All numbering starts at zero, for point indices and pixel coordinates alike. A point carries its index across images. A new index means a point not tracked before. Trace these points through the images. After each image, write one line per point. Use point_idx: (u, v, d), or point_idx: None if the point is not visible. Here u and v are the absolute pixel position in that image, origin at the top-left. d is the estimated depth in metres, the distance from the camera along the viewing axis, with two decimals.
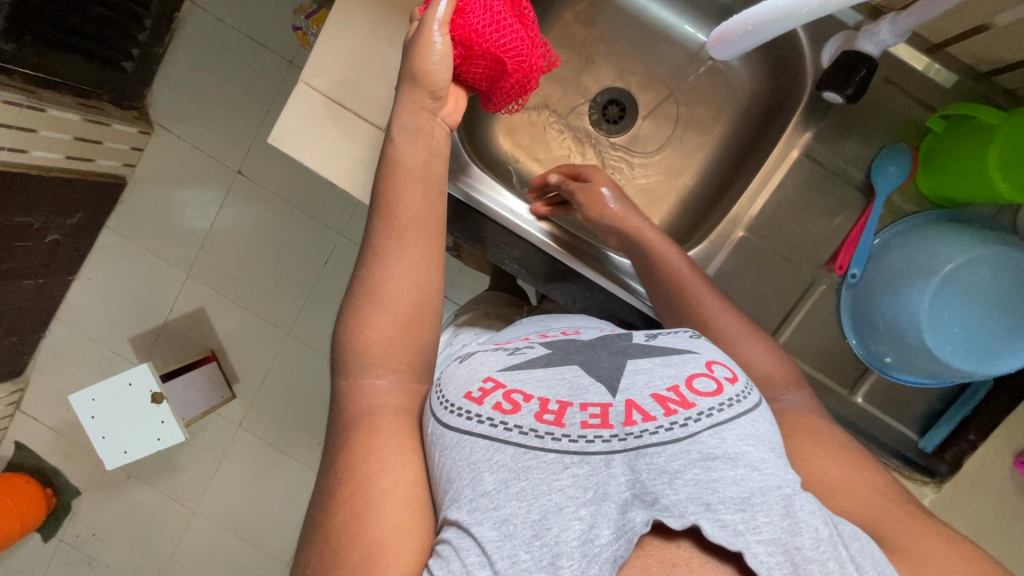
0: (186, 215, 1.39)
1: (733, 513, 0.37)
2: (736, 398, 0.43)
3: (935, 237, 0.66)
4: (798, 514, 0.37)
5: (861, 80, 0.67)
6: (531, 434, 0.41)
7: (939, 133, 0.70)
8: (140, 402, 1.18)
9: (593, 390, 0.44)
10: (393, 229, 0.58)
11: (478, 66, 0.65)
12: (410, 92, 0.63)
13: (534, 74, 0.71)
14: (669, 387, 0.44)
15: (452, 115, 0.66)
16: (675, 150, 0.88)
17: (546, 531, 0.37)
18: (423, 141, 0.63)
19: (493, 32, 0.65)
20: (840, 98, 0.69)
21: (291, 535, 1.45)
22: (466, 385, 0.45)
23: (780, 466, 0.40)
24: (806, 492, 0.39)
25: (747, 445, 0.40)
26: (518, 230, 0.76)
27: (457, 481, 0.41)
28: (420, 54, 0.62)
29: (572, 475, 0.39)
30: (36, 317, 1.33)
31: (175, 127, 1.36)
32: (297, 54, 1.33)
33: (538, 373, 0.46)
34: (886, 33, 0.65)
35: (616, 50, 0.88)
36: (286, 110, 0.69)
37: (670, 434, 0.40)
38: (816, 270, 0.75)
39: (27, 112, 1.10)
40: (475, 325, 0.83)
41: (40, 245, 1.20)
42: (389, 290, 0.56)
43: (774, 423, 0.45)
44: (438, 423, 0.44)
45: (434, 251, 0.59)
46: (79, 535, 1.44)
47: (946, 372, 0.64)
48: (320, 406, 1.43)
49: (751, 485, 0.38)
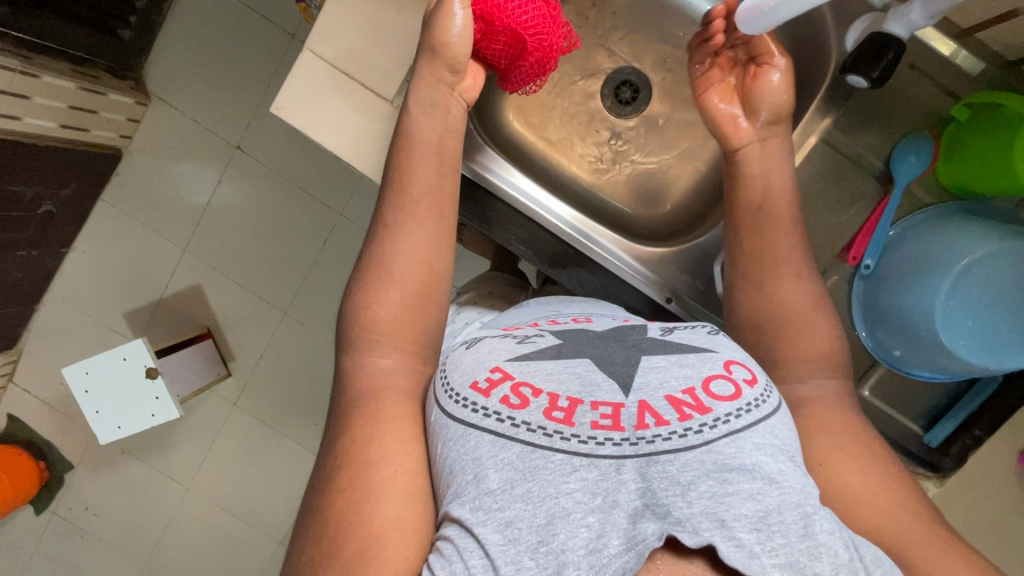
0: (183, 189, 1.36)
1: (748, 533, 0.37)
2: (754, 403, 0.43)
3: (952, 231, 0.65)
4: (817, 537, 0.37)
5: (888, 65, 0.65)
6: (539, 431, 0.42)
7: (963, 122, 0.69)
8: (134, 377, 1.16)
9: (605, 388, 0.45)
10: (404, 202, 0.59)
11: (498, 42, 0.64)
12: (428, 64, 0.63)
13: (554, 56, 0.67)
14: (684, 389, 0.44)
15: (470, 90, 0.65)
16: (688, 133, 0.86)
17: (552, 537, 0.38)
18: (440, 114, 0.63)
19: (514, 9, 0.62)
20: (864, 82, 0.67)
21: (284, 514, 1.46)
22: (473, 374, 0.47)
23: (797, 479, 0.40)
24: (826, 511, 0.39)
25: (763, 456, 0.41)
26: (528, 212, 0.74)
27: (460, 476, 0.42)
28: (439, 27, 0.61)
29: (581, 479, 0.40)
30: (30, 289, 1.31)
31: (173, 98, 1.33)
32: (299, 28, 1.30)
33: (547, 366, 0.47)
34: (916, 14, 0.63)
35: (632, 30, 0.86)
36: (289, 80, 0.67)
37: (683, 440, 0.41)
38: (828, 261, 0.74)
39: (20, 78, 1.06)
40: (479, 304, 0.82)
41: (33, 215, 1.18)
42: (400, 264, 0.57)
43: (794, 429, 0.45)
44: (443, 412, 0.46)
45: (445, 229, 0.59)
46: (71, 509, 1.44)
47: (957, 366, 0.64)
48: (318, 386, 1.43)
49: (767, 501, 0.38)
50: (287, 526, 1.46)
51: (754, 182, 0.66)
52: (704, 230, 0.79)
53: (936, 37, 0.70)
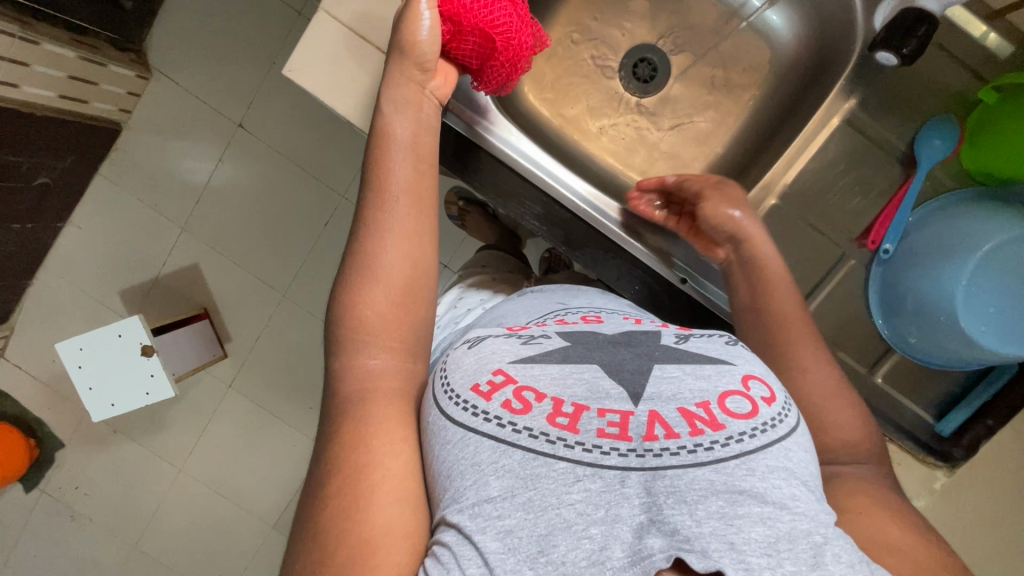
0: (182, 166, 1.34)
1: (759, 557, 0.35)
2: (770, 423, 0.42)
3: (970, 219, 0.68)
4: (829, 567, 0.36)
5: (919, 41, 0.66)
6: (541, 438, 0.41)
7: (991, 104, 0.70)
8: (129, 355, 1.14)
9: (613, 397, 0.44)
10: (382, 200, 0.56)
11: (468, 43, 0.62)
12: (397, 64, 0.60)
13: (525, 55, 0.67)
14: (698, 403, 0.43)
15: (441, 88, 0.63)
16: (705, 115, 0.88)
17: (552, 548, 0.37)
18: (412, 112, 0.60)
19: (481, 9, 0.61)
20: (894, 58, 0.69)
21: (278, 498, 1.45)
22: (474, 377, 0.45)
23: (811, 505, 0.39)
24: (842, 543, 0.38)
25: (776, 479, 0.39)
26: (535, 179, 0.73)
27: (460, 481, 0.41)
28: (407, 27, 0.59)
29: (584, 490, 0.39)
30: (23, 264, 1.28)
31: (174, 73, 1.31)
32: (306, 5, 1.27)
33: (553, 370, 0.46)
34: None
35: (652, 10, 0.87)
36: (303, 39, 0.66)
37: (692, 456, 0.39)
38: (846, 245, 0.75)
39: (20, 43, 1.04)
40: (484, 288, 0.81)
41: (29, 187, 1.15)
42: (384, 262, 0.54)
43: (811, 451, 0.43)
44: (441, 414, 0.45)
45: (428, 226, 0.56)
46: (61, 488, 1.42)
47: (973, 352, 0.67)
48: (315, 371, 1.41)
49: (778, 526, 0.37)
50: (280, 509, 1.46)
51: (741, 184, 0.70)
52: None
53: (967, 19, 0.70)
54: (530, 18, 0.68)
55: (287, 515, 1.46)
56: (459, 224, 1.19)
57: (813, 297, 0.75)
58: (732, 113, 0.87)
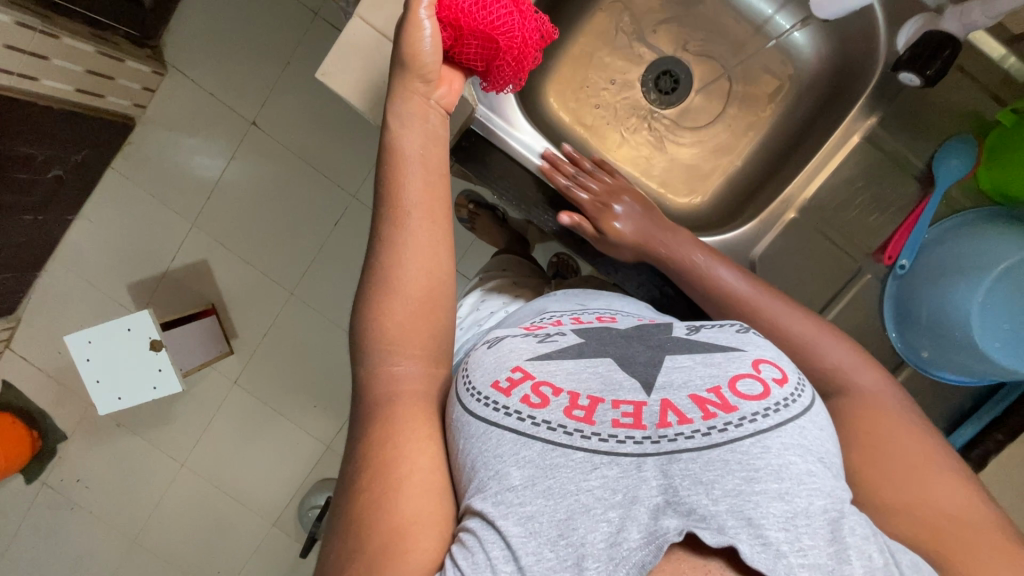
0: (195, 162, 1.35)
1: (777, 531, 0.36)
2: (784, 404, 0.42)
3: (988, 238, 0.69)
4: (845, 540, 0.37)
5: (943, 63, 0.68)
6: (559, 430, 0.42)
7: (1008, 126, 0.71)
8: (138, 349, 1.15)
9: (626, 387, 0.45)
10: (396, 216, 0.55)
11: (471, 47, 0.61)
12: (400, 79, 0.59)
13: (530, 51, 0.65)
14: (709, 388, 0.43)
15: (446, 96, 0.61)
16: (724, 128, 0.90)
17: (573, 531, 0.37)
18: (419, 125, 0.58)
19: (480, 11, 0.60)
20: (917, 80, 0.71)
21: (281, 495, 1.46)
22: (494, 374, 0.46)
23: (826, 480, 0.39)
24: (857, 515, 0.39)
25: (792, 457, 0.39)
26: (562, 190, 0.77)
27: (482, 472, 0.41)
28: (407, 39, 0.57)
29: (602, 476, 0.39)
30: (34, 255, 1.28)
31: (189, 69, 1.31)
32: (323, 6, 1.28)
33: (568, 365, 0.47)
34: (977, 16, 0.66)
35: (673, 25, 0.90)
36: (337, 43, 0.67)
37: (706, 439, 0.40)
38: (863, 259, 0.77)
39: (42, 37, 1.05)
40: (504, 292, 0.82)
41: (42, 178, 1.15)
42: (402, 274, 0.54)
43: (828, 431, 0.44)
44: (463, 410, 0.45)
45: (442, 235, 0.56)
46: (63, 480, 1.42)
47: (984, 368, 0.68)
48: (321, 369, 1.42)
49: (795, 503, 0.37)
50: (281, 506, 1.46)
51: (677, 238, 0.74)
52: (743, 221, 0.83)
53: (986, 40, 0.72)
54: (532, 9, 0.66)
55: (288, 512, 1.46)
56: (470, 228, 1.21)
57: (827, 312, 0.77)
58: (749, 128, 0.90)
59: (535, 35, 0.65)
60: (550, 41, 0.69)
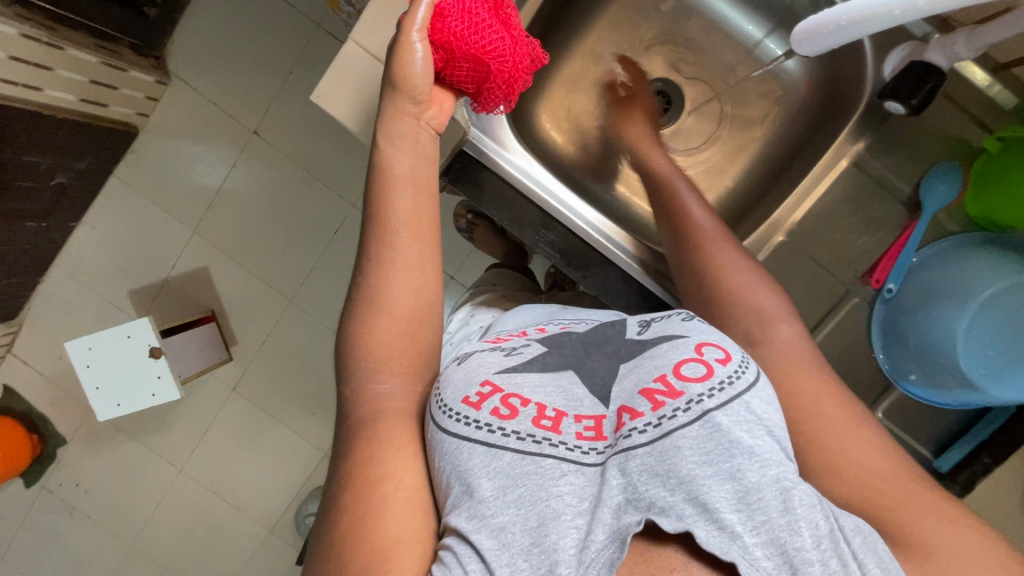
0: (198, 171, 1.36)
1: (731, 514, 0.37)
2: (727, 381, 0.43)
3: (969, 262, 0.71)
4: (796, 511, 0.38)
5: (928, 93, 0.69)
6: (528, 439, 0.42)
7: (994, 154, 0.72)
8: (137, 356, 1.16)
9: (587, 403, 0.46)
10: (383, 234, 0.56)
11: (462, 69, 0.61)
12: (390, 98, 0.59)
13: (521, 75, 0.65)
14: (656, 377, 0.44)
15: (435, 118, 0.61)
16: (718, 148, 0.92)
17: (545, 538, 0.38)
18: (409, 144, 0.59)
19: (472, 35, 0.59)
20: (902, 108, 0.72)
21: (279, 502, 1.46)
22: (463, 390, 0.46)
23: (775, 453, 0.40)
24: (806, 485, 0.40)
25: (741, 431, 0.41)
26: (556, 214, 0.77)
27: (456, 487, 0.41)
28: (399, 60, 0.57)
29: (570, 483, 0.40)
30: (37, 260, 1.30)
31: (192, 79, 1.32)
32: (325, 18, 1.30)
33: (534, 377, 0.47)
34: (960, 47, 0.67)
35: (667, 46, 0.91)
36: (331, 67, 0.69)
37: (658, 430, 0.41)
38: (851, 281, 0.78)
39: (45, 48, 1.07)
40: (494, 306, 0.82)
41: (45, 187, 1.17)
42: (387, 293, 0.54)
43: (773, 402, 0.45)
44: (438, 428, 0.45)
45: (430, 253, 0.57)
46: (62, 484, 1.42)
47: (964, 393, 0.69)
48: (320, 376, 1.43)
49: (745, 480, 0.39)
50: (278, 512, 1.47)
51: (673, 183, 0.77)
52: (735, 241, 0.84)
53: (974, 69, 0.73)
54: (523, 35, 0.66)
55: (285, 519, 1.47)
56: (468, 238, 1.21)
57: (816, 333, 0.78)
58: (743, 148, 0.91)
59: (526, 59, 0.65)
60: (540, 65, 0.68)
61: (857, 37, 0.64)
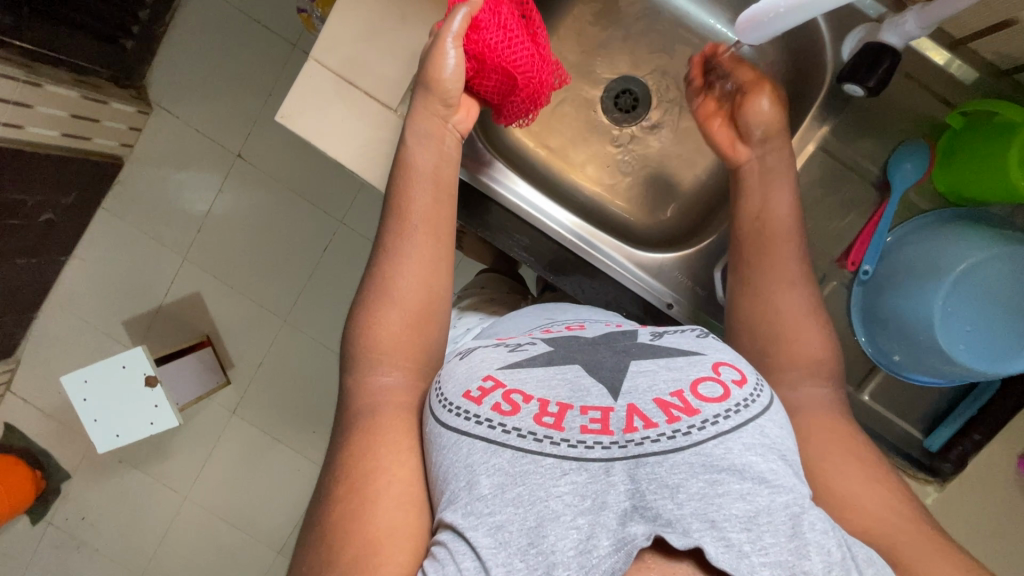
0: (184, 197, 1.37)
1: (739, 533, 0.36)
2: (743, 404, 0.43)
3: (952, 238, 0.70)
4: (806, 535, 0.37)
5: (884, 74, 0.70)
6: (529, 437, 0.42)
7: (958, 128, 0.73)
8: (132, 386, 1.15)
9: (594, 392, 0.45)
10: (402, 225, 0.58)
11: (491, 79, 0.64)
12: (422, 98, 0.62)
13: (545, 91, 0.68)
14: (673, 392, 0.43)
15: (463, 122, 0.64)
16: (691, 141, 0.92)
17: (543, 539, 0.37)
18: (435, 145, 0.62)
19: (505, 49, 0.62)
20: (861, 90, 0.73)
21: (283, 524, 1.45)
22: (466, 384, 0.46)
23: (790, 479, 0.40)
24: (818, 511, 0.39)
25: (753, 456, 0.40)
26: (531, 219, 0.77)
27: (454, 483, 0.41)
28: (432, 64, 0.61)
29: (570, 482, 0.40)
30: (29, 297, 1.30)
31: (174, 107, 1.34)
32: (302, 38, 1.31)
33: (538, 373, 0.47)
34: (910, 26, 0.67)
35: (633, 45, 0.92)
36: (293, 88, 0.69)
37: (671, 442, 0.40)
38: (828, 266, 0.79)
39: (24, 86, 1.07)
40: (480, 309, 0.83)
41: (34, 224, 1.18)
42: (399, 284, 0.56)
43: (785, 426, 0.44)
44: (437, 422, 0.45)
45: (444, 252, 0.58)
46: (68, 518, 1.43)
47: (955, 370, 0.68)
48: (318, 395, 1.42)
49: (756, 502, 0.38)
50: (284, 533, 1.45)
51: (766, 192, 0.70)
52: (712, 231, 0.84)
53: (931, 47, 0.74)
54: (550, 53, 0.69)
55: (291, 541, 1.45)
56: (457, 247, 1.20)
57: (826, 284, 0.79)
58: None
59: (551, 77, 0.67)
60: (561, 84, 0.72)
61: (802, 22, 0.64)
